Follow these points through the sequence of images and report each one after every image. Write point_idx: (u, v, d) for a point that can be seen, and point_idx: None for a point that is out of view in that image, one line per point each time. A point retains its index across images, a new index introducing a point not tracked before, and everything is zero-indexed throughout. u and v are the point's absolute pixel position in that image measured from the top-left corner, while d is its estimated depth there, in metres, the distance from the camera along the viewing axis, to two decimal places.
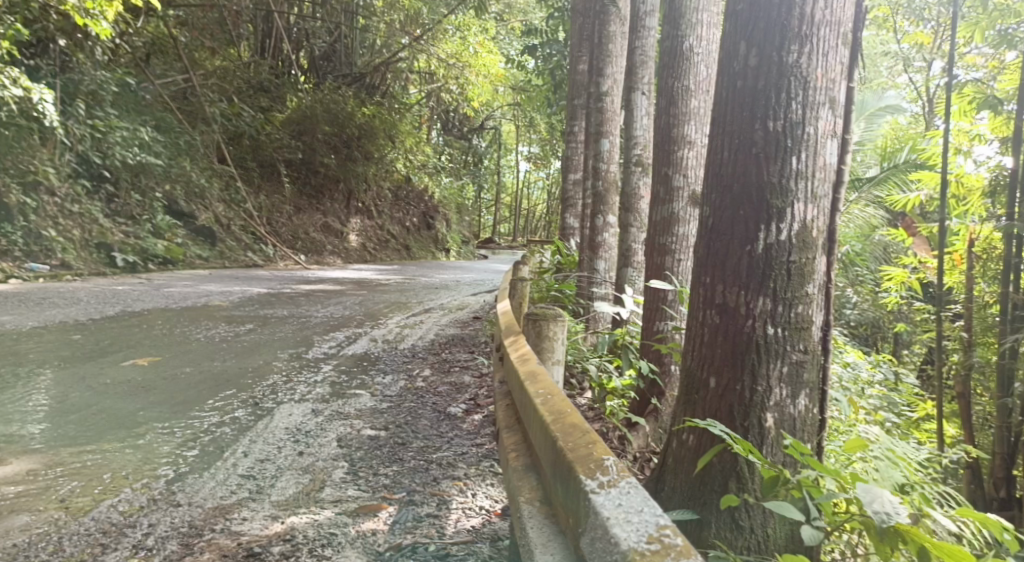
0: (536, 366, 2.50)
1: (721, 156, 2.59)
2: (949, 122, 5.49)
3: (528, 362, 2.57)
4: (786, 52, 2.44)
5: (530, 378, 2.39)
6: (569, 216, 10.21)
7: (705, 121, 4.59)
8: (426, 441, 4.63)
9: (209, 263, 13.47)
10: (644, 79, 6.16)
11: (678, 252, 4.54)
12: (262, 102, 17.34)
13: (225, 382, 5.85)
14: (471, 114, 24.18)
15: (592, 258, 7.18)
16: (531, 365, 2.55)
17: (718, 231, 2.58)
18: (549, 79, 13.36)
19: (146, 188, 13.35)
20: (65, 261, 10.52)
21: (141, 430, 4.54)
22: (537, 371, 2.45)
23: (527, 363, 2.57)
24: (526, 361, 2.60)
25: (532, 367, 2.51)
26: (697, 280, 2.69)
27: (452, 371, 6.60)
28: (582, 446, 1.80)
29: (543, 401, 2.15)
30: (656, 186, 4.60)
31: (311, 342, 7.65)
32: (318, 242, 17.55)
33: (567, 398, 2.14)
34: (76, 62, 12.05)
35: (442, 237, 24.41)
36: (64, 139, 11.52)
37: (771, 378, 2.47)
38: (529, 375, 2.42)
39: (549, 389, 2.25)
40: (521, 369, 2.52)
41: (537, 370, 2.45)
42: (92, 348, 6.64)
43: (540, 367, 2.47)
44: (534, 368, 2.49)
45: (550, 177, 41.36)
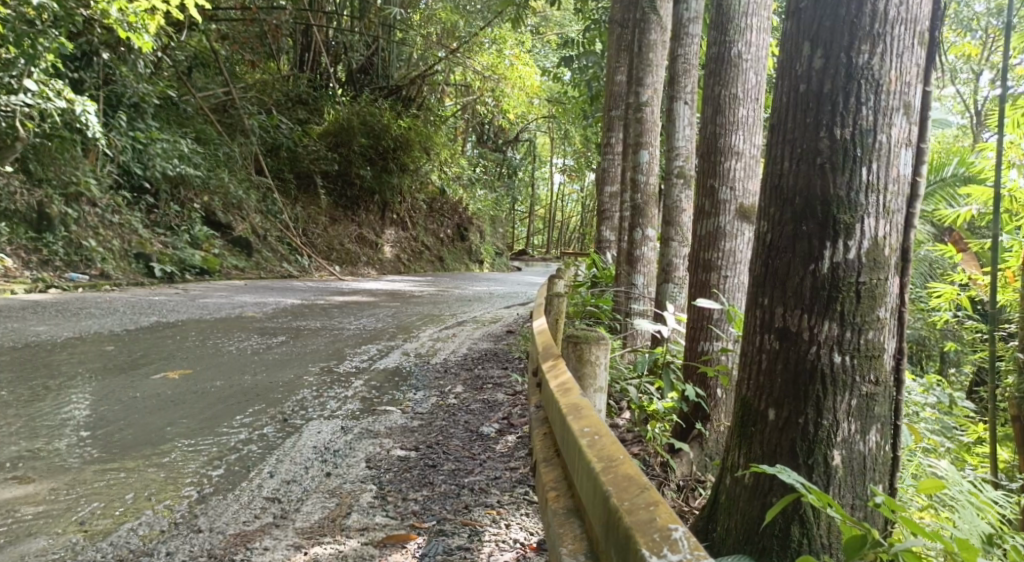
0: (578, 397, 2.29)
1: (781, 166, 2.36)
2: (1002, 136, 5.05)
3: (569, 392, 2.36)
4: (855, 53, 2.22)
5: (572, 411, 2.18)
6: (606, 229, 10.00)
7: (754, 131, 4.36)
8: (458, 463, 4.45)
9: (245, 274, 13.53)
10: (686, 88, 5.89)
11: (725, 269, 4.28)
12: (300, 115, 17.62)
13: (254, 396, 5.74)
14: (506, 126, 24.13)
15: (629, 272, 6.97)
16: (572, 394, 2.33)
17: (777, 247, 2.36)
18: (586, 91, 13.17)
19: (185, 199, 13.51)
20: (104, 271, 10.63)
21: (167, 448, 4.43)
22: (579, 403, 2.23)
23: (568, 393, 2.36)
24: (566, 390, 2.39)
25: (573, 397, 2.29)
26: (753, 302, 2.46)
27: (485, 388, 6.42)
28: (641, 506, 1.57)
29: (587, 439, 1.94)
30: (701, 199, 4.38)
31: (343, 355, 7.54)
32: (353, 253, 17.57)
33: (617, 440, 1.91)
34: (120, 74, 12.12)
35: (476, 248, 24.31)
36: (104, 151, 11.68)
37: (838, 411, 2.24)
38: (571, 408, 2.20)
39: (593, 425, 2.03)
40: (562, 400, 2.31)
41: (579, 402, 2.22)
42: (124, 359, 6.62)
43: (583, 399, 2.26)
44: (576, 399, 2.27)
45: (585, 189, 41.16)
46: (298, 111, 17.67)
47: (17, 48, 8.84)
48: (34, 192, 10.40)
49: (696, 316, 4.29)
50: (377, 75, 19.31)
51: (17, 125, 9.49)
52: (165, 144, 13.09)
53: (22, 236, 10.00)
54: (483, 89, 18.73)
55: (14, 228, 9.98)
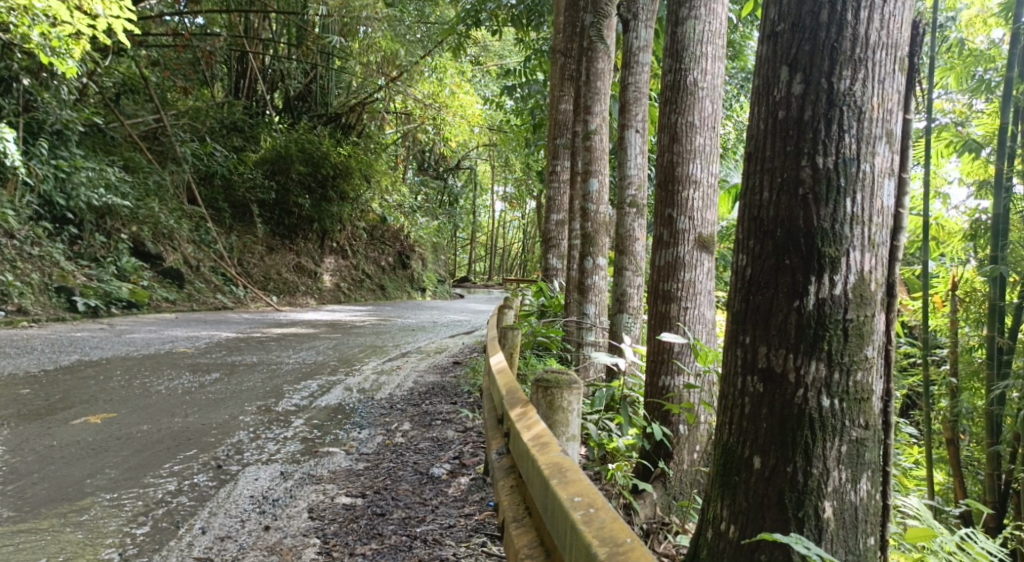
0: (559, 455, 2.07)
1: (759, 197, 2.24)
2: (927, 165, 5.08)
3: (547, 450, 2.14)
4: (837, 79, 2.13)
5: (555, 472, 1.95)
6: (552, 256, 9.86)
7: (711, 160, 4.30)
8: (408, 511, 4.14)
9: (176, 306, 12.85)
10: (638, 117, 5.82)
11: (685, 301, 4.18)
12: (235, 143, 17.06)
13: (186, 441, 5.30)
14: (447, 154, 24.01)
15: (581, 301, 6.81)
16: (551, 452, 2.11)
17: (758, 282, 2.22)
18: (528, 120, 13.12)
19: (111, 229, 12.83)
20: (22, 306, 9.91)
21: (85, 504, 4.00)
22: (562, 462, 2.02)
23: (547, 451, 2.13)
24: (543, 447, 2.17)
25: (553, 456, 2.08)
26: (732, 340, 2.31)
27: (434, 425, 6.11)
28: None
29: (578, 507, 1.73)
30: (659, 228, 4.27)
31: (281, 392, 7.11)
32: (290, 282, 16.94)
33: (612, 507, 1.71)
34: (41, 101, 11.69)
35: (418, 276, 23.87)
36: (25, 179, 11.04)
37: (828, 459, 2.11)
38: (553, 470, 1.98)
39: (581, 490, 1.81)
40: (540, 459, 2.08)
41: (562, 461, 2.01)
42: (41, 404, 6.07)
43: (565, 457, 2.04)
44: (556, 459, 2.05)
45: (526, 216, 41.31)
46: (233, 138, 17.12)
47: None
48: None
49: (657, 349, 4.16)
50: (315, 102, 18.96)
51: None
52: (91, 173, 12.48)
53: None
54: (424, 117, 18.58)
55: None
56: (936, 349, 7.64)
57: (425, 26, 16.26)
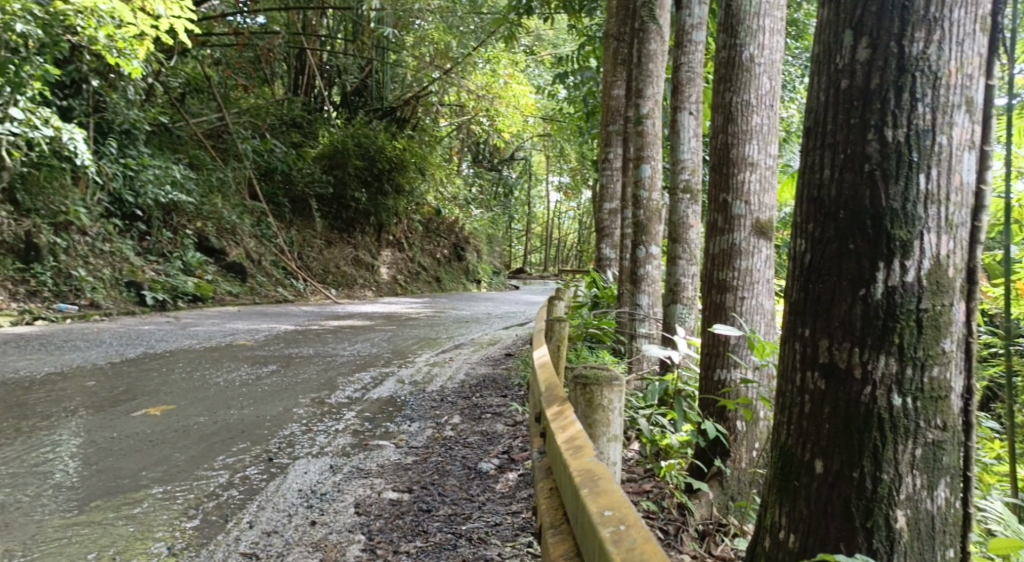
0: (591, 460, 1.93)
1: (820, 175, 2.06)
2: None
3: (580, 455, 2.00)
4: (908, 41, 1.91)
5: (586, 481, 1.82)
6: (606, 246, 9.67)
7: (770, 140, 4.04)
8: (455, 507, 4.06)
9: (239, 299, 13.13)
10: (691, 98, 5.57)
11: (742, 290, 3.95)
12: (294, 138, 17.38)
13: (240, 433, 5.36)
14: (501, 145, 23.87)
15: (634, 292, 6.64)
16: (584, 458, 1.97)
17: (819, 270, 2.03)
18: (581, 107, 12.86)
19: (177, 225, 13.22)
20: (94, 301, 10.28)
21: (139, 496, 4.06)
22: (595, 468, 1.88)
23: (580, 455, 2.00)
24: (577, 452, 2.03)
25: (585, 462, 1.95)
26: (791, 332, 2.13)
27: (484, 418, 6.02)
28: None
29: (607, 522, 1.58)
30: (713, 214, 4.06)
31: (335, 384, 7.15)
32: (348, 276, 17.14)
33: (644, 523, 1.55)
34: (110, 102, 12.02)
35: (473, 268, 23.87)
36: (95, 178, 11.43)
37: (899, 464, 1.90)
38: (584, 478, 1.84)
39: (610, 503, 1.67)
40: (572, 465, 1.95)
41: (595, 468, 1.86)
42: (105, 395, 6.25)
43: (598, 463, 1.90)
44: (590, 465, 1.91)
45: (582, 206, 40.89)
46: (292, 133, 17.43)
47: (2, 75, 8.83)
48: (22, 222, 10.21)
49: (712, 341, 3.96)
50: (371, 96, 19.14)
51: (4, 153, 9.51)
52: (157, 170, 12.82)
53: (9, 266, 9.78)
54: (478, 109, 18.47)
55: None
56: (1019, 339, 7.14)
57: (478, 17, 16.14)
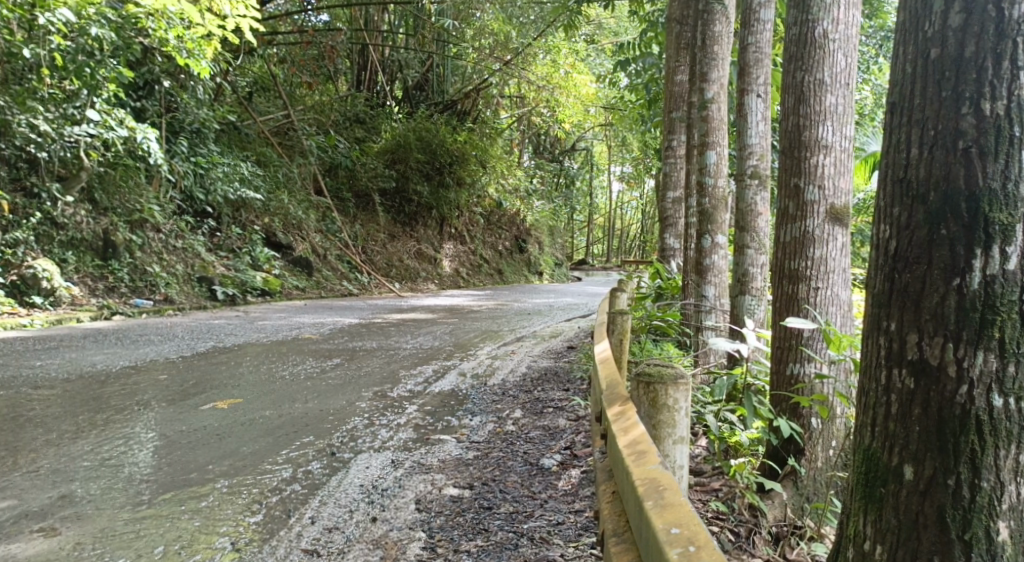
0: (657, 469, 1.83)
1: (907, 154, 1.88)
2: None
3: (644, 462, 1.89)
4: (1009, 4, 1.73)
5: (651, 493, 1.71)
6: (669, 236, 9.42)
7: (846, 120, 3.80)
8: (516, 505, 3.99)
9: (306, 293, 13.42)
10: (759, 80, 5.33)
11: (816, 281, 3.72)
12: (357, 134, 17.63)
13: (304, 428, 5.43)
14: (562, 135, 23.73)
15: (699, 283, 6.44)
16: (649, 465, 1.86)
17: (906, 259, 1.86)
18: (643, 95, 12.58)
19: (246, 221, 13.60)
20: (168, 296, 10.67)
21: (205, 490, 4.14)
22: (661, 478, 1.77)
23: (644, 463, 1.89)
24: (641, 458, 1.93)
25: (650, 471, 1.83)
26: (875, 326, 1.96)
27: (546, 413, 5.94)
28: None
29: (675, 542, 1.47)
30: (784, 201, 3.85)
31: (397, 378, 7.19)
32: (412, 269, 17.29)
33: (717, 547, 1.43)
34: (181, 102, 12.49)
35: (535, 260, 23.78)
36: (167, 177, 11.87)
37: (1000, 470, 1.72)
38: (648, 489, 1.73)
39: (675, 519, 1.56)
40: (635, 474, 1.85)
41: (660, 479, 1.75)
42: (176, 389, 6.45)
43: (664, 473, 1.79)
44: (655, 474, 1.80)
45: (645, 196, 40.29)
46: (356, 129, 17.70)
47: (78, 78, 9.22)
48: (100, 220, 10.66)
49: (783, 334, 3.77)
50: (432, 91, 19.28)
51: (81, 154, 10.10)
52: (226, 168, 13.21)
53: (89, 264, 10.22)
54: (539, 100, 18.37)
55: (80, 257, 10.20)
56: None
57: (537, 7, 16.03)
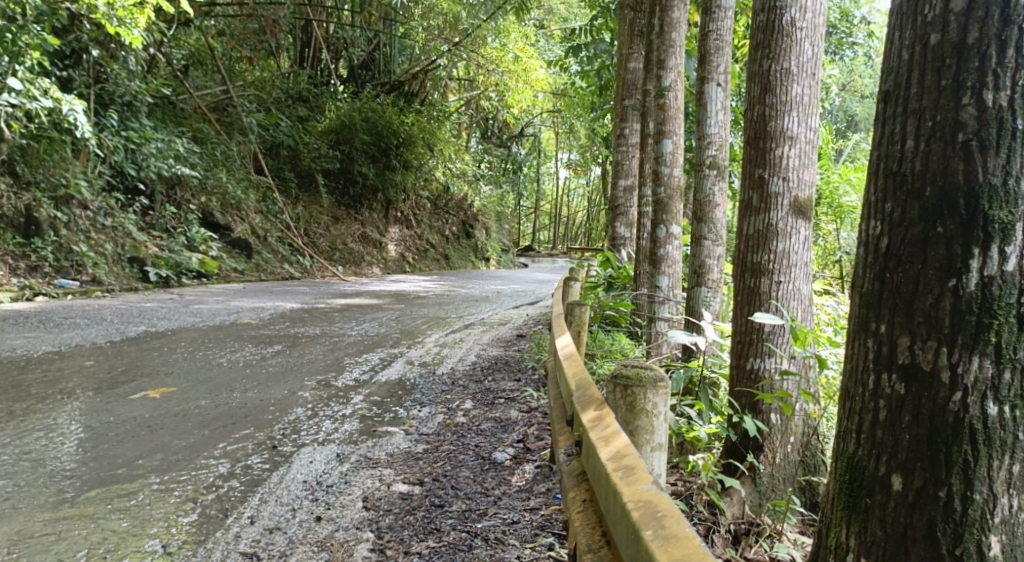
0: (651, 490, 1.70)
1: (901, 146, 1.79)
2: None
3: (634, 481, 1.76)
4: None
5: (648, 519, 1.58)
6: (620, 224, 9.34)
7: (812, 111, 3.72)
8: (468, 502, 3.83)
9: (245, 276, 12.93)
10: (719, 68, 5.24)
11: (778, 274, 3.66)
12: (300, 113, 16.94)
13: (243, 419, 5.14)
14: (510, 120, 23.54)
15: (653, 273, 6.35)
16: (639, 485, 1.73)
17: (899, 258, 1.77)
18: (593, 82, 12.45)
19: (181, 200, 12.95)
20: (96, 277, 10.11)
21: (134, 487, 3.85)
22: (657, 501, 1.64)
23: (634, 481, 1.76)
24: (630, 476, 1.80)
25: (642, 491, 1.70)
26: (863, 327, 1.87)
27: (497, 404, 5.79)
28: None
29: None
30: (748, 192, 3.77)
31: (342, 366, 6.93)
32: (356, 253, 16.88)
33: None
34: (111, 72, 11.77)
35: (482, 246, 23.57)
36: (96, 151, 11.17)
37: (993, 482, 1.64)
38: (644, 514, 1.60)
39: (681, 554, 1.43)
40: (625, 495, 1.72)
41: (657, 502, 1.62)
42: (104, 376, 6.05)
43: (660, 495, 1.66)
44: (649, 496, 1.67)
45: (591, 183, 40.49)
46: (298, 107, 17.03)
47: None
48: (22, 196, 9.96)
49: (744, 329, 3.71)
50: (378, 70, 18.76)
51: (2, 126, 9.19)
52: (160, 143, 12.56)
53: (9, 240, 9.51)
54: (488, 84, 18.12)
55: None
56: None
57: None
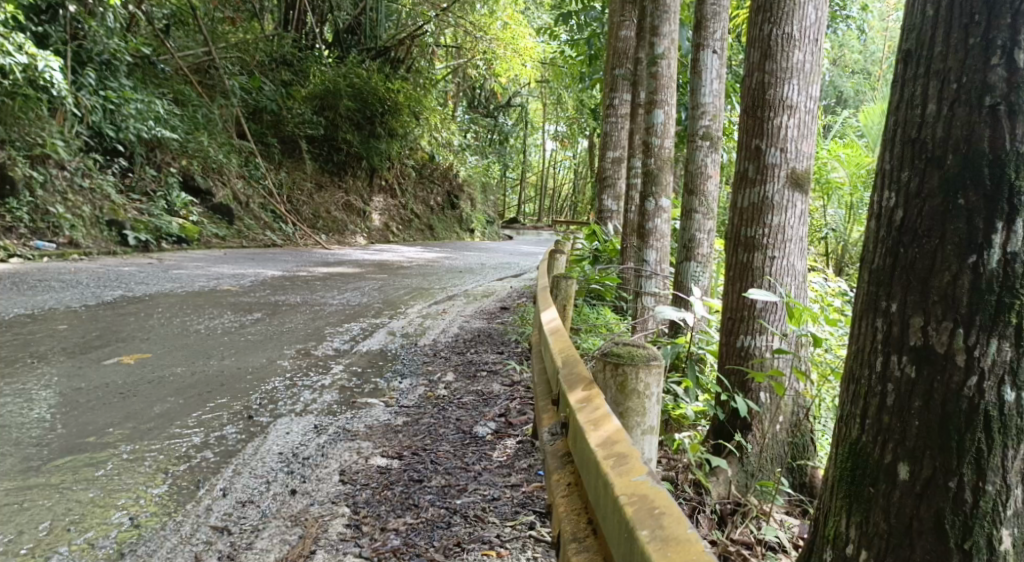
0: (646, 482, 1.59)
1: (921, 109, 1.66)
2: None
3: (627, 472, 1.65)
4: None
5: (645, 517, 1.47)
6: (607, 197, 9.19)
7: (812, 80, 3.58)
8: (448, 478, 3.71)
9: (226, 242, 12.68)
10: (715, 35, 5.05)
11: (772, 250, 3.54)
12: (284, 77, 16.47)
13: (220, 387, 4.99)
14: (497, 90, 23.18)
15: (641, 247, 6.21)
16: (634, 477, 1.62)
17: (914, 231, 1.65)
18: (582, 51, 12.17)
19: (161, 163, 12.59)
20: (73, 239, 9.85)
21: (103, 456, 3.70)
22: (653, 495, 1.53)
23: (628, 473, 1.64)
24: (623, 466, 1.68)
25: (636, 484, 1.59)
26: (872, 305, 1.75)
27: (479, 377, 5.67)
28: None
29: None
30: (744, 163, 3.63)
31: (322, 335, 6.78)
32: (340, 222, 16.63)
33: None
34: (89, 30, 11.32)
35: (467, 217, 23.35)
36: (73, 110, 10.75)
37: (1006, 473, 1.54)
38: (641, 511, 1.49)
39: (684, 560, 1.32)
40: (619, 488, 1.60)
41: (654, 497, 1.51)
42: (77, 341, 5.86)
43: (657, 489, 1.54)
44: (645, 490, 1.55)
45: (578, 156, 40.22)
46: (282, 72, 16.55)
47: None
48: None
49: (736, 305, 3.61)
50: (365, 35, 18.18)
51: None
52: (139, 104, 12.17)
53: None
54: (476, 52, 17.79)
55: None
56: None
57: None
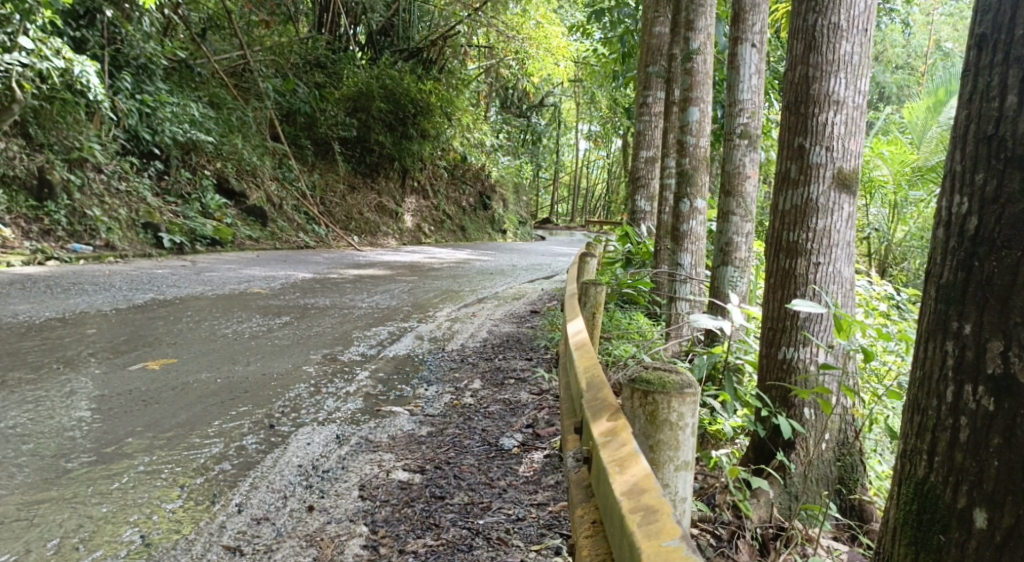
0: (679, 550, 1.42)
1: (1000, 104, 1.52)
2: None
3: (656, 534, 1.48)
4: None
5: None
6: (640, 198, 8.93)
7: (861, 73, 3.34)
8: (472, 494, 3.55)
9: (259, 244, 12.71)
10: (754, 28, 4.81)
11: (817, 255, 3.30)
12: (317, 79, 16.40)
13: (243, 395, 4.89)
14: (530, 89, 22.95)
15: (674, 250, 5.96)
16: (664, 541, 1.45)
17: (991, 242, 1.52)
18: (615, 49, 11.90)
19: (196, 165, 12.68)
20: (109, 242, 9.93)
21: (119, 468, 3.61)
22: None
23: (657, 535, 1.48)
24: (651, 524, 1.51)
25: (668, 551, 1.42)
26: (941, 326, 1.63)
27: (507, 385, 5.50)
28: None
29: None
30: (785, 163, 3.41)
31: (350, 339, 6.67)
32: (372, 223, 16.62)
33: None
34: (126, 33, 11.42)
35: (499, 218, 23.20)
36: (110, 114, 10.84)
37: None
38: None
39: None
40: (646, 553, 1.44)
41: None
42: (105, 345, 5.83)
43: None
44: None
45: (611, 155, 39.81)
46: (316, 74, 16.58)
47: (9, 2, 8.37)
48: (35, 158, 9.76)
49: (777, 315, 3.38)
50: (397, 36, 18.20)
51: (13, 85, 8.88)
52: (175, 107, 12.24)
53: (22, 204, 9.33)
54: (509, 51, 17.63)
55: (12, 195, 9.31)
56: None
57: None
